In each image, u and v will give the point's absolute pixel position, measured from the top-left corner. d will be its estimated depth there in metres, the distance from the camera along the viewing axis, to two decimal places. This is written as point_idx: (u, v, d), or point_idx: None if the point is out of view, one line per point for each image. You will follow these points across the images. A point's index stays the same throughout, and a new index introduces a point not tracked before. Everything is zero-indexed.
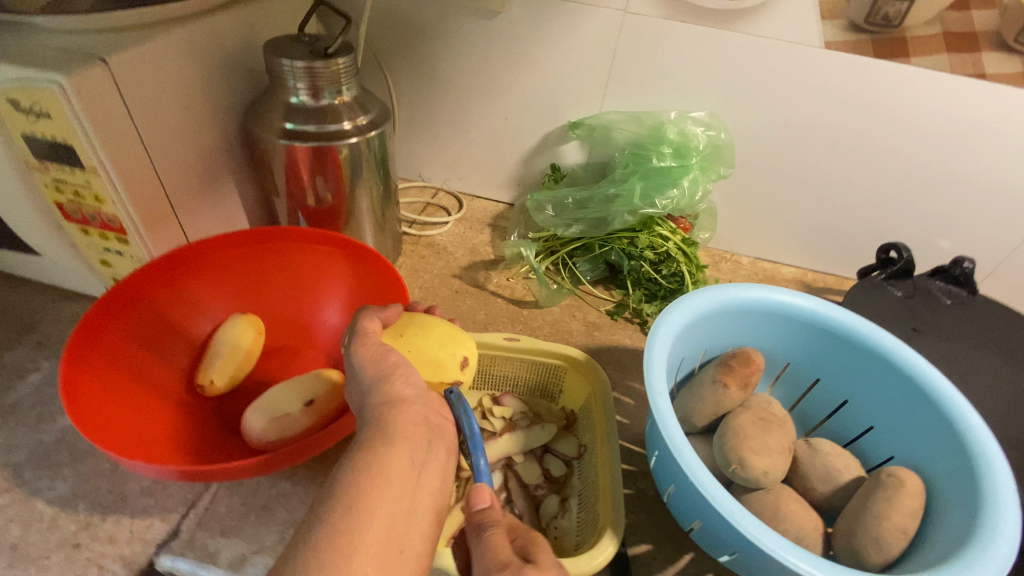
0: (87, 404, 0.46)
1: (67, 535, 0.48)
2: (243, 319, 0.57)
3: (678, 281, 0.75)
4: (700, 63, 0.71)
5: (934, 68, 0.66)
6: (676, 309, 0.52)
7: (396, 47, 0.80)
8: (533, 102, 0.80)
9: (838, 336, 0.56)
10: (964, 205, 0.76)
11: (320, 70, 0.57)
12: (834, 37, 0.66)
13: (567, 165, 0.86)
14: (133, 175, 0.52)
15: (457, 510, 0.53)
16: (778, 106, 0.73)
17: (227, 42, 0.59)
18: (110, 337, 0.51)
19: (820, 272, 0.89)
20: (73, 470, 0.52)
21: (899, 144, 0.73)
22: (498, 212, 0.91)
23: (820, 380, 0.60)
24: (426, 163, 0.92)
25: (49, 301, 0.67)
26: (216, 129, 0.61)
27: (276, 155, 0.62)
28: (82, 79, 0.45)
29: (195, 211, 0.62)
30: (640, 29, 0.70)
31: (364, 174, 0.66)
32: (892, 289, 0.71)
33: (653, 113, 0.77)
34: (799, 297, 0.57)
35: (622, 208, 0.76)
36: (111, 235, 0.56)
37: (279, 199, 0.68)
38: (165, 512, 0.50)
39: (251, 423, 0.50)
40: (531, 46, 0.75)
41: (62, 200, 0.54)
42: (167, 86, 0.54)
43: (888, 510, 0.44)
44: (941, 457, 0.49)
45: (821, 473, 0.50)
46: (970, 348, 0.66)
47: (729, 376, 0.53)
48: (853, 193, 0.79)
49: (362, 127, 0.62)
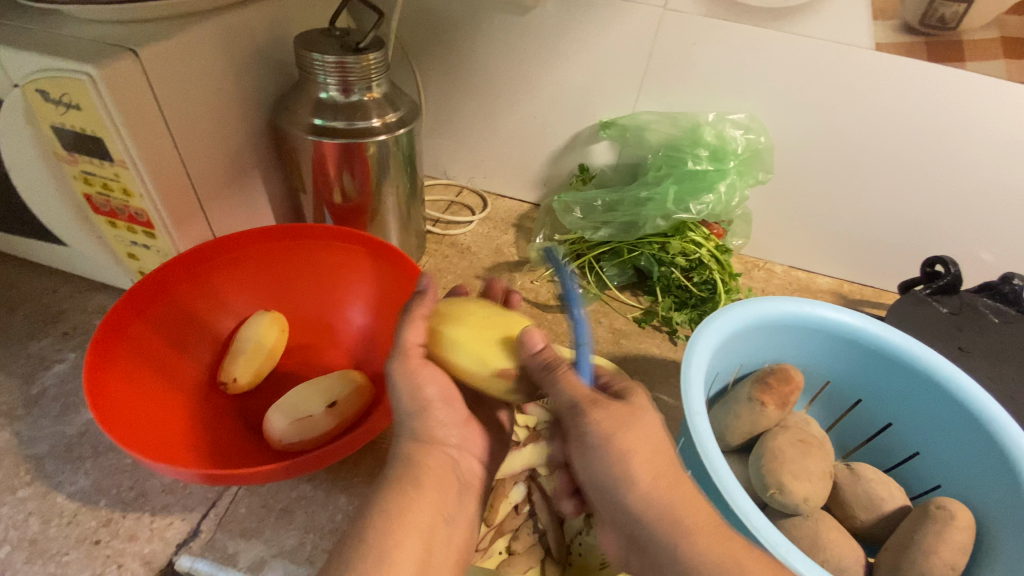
0: (111, 401, 0.46)
1: (88, 531, 0.48)
2: (266, 317, 0.56)
3: (709, 290, 0.72)
4: (740, 65, 0.69)
5: (992, 75, 0.62)
6: (713, 323, 0.50)
7: (426, 41, 0.78)
8: (563, 101, 0.78)
9: (885, 356, 0.53)
10: (1015, 218, 0.72)
11: (351, 65, 0.55)
12: (885, 39, 0.63)
13: (595, 165, 0.83)
14: (161, 170, 0.52)
15: (479, 522, 0.51)
16: (820, 111, 0.70)
17: (257, 35, 0.58)
18: (134, 332, 0.51)
19: (857, 284, 0.85)
20: (94, 464, 0.52)
21: (949, 154, 0.70)
22: (523, 212, 0.90)
23: (861, 401, 0.57)
24: (451, 161, 0.90)
25: (75, 292, 0.68)
26: (244, 123, 0.61)
27: (304, 151, 0.61)
28: (112, 70, 0.45)
29: (221, 206, 0.61)
30: (679, 27, 0.67)
31: (391, 172, 0.64)
32: (937, 305, 0.67)
33: (688, 114, 0.74)
34: (844, 313, 0.54)
35: (653, 213, 0.73)
36: (139, 228, 0.56)
37: (305, 195, 0.68)
38: (184, 511, 0.50)
39: (273, 425, 0.49)
40: (563, 43, 0.73)
41: (90, 192, 0.54)
42: (197, 78, 0.53)
43: (937, 545, 0.42)
44: (993, 489, 0.46)
45: (863, 500, 0.48)
46: (1020, 370, 0.62)
47: (767, 394, 0.50)
48: (897, 203, 0.76)
49: (391, 124, 0.61)
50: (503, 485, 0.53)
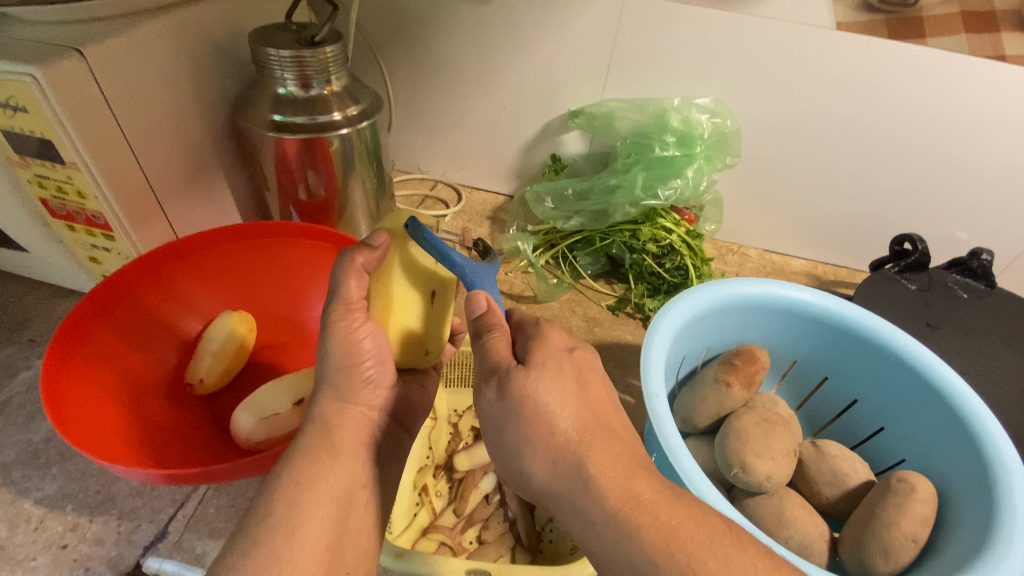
0: (70, 405, 0.45)
1: (54, 536, 0.47)
2: (233, 315, 0.56)
3: (682, 275, 0.73)
4: (702, 50, 0.69)
5: (951, 51, 0.62)
6: (676, 307, 0.50)
7: (390, 37, 0.78)
8: (532, 92, 0.78)
9: (850, 333, 0.53)
10: (981, 194, 0.73)
11: (308, 59, 0.55)
12: (846, 17, 0.63)
13: (567, 155, 0.83)
14: (114, 169, 0.51)
15: (449, 512, 0.51)
16: (788, 91, 0.70)
17: (212, 32, 0.58)
18: (96, 336, 0.50)
19: (831, 265, 0.86)
20: (61, 469, 0.52)
21: (915, 131, 0.70)
22: (498, 205, 0.89)
23: (828, 379, 0.57)
24: (424, 155, 0.90)
25: (42, 298, 0.67)
26: (202, 121, 0.60)
27: (265, 148, 0.61)
28: (56, 70, 0.44)
29: (183, 206, 0.61)
30: (642, 12, 0.67)
31: (357, 166, 0.64)
32: (905, 283, 0.68)
33: (655, 100, 0.74)
34: (808, 293, 0.54)
35: (623, 200, 0.73)
36: (97, 231, 0.55)
37: (270, 193, 0.67)
38: (152, 514, 0.49)
39: (239, 424, 0.49)
40: (528, 33, 0.72)
41: (46, 197, 0.53)
42: (149, 76, 0.52)
43: (898, 518, 0.42)
44: (956, 462, 0.47)
45: (827, 476, 0.48)
46: (987, 343, 0.63)
47: (732, 375, 0.51)
48: (865, 183, 0.76)
49: (353, 117, 0.60)
50: (472, 476, 0.52)
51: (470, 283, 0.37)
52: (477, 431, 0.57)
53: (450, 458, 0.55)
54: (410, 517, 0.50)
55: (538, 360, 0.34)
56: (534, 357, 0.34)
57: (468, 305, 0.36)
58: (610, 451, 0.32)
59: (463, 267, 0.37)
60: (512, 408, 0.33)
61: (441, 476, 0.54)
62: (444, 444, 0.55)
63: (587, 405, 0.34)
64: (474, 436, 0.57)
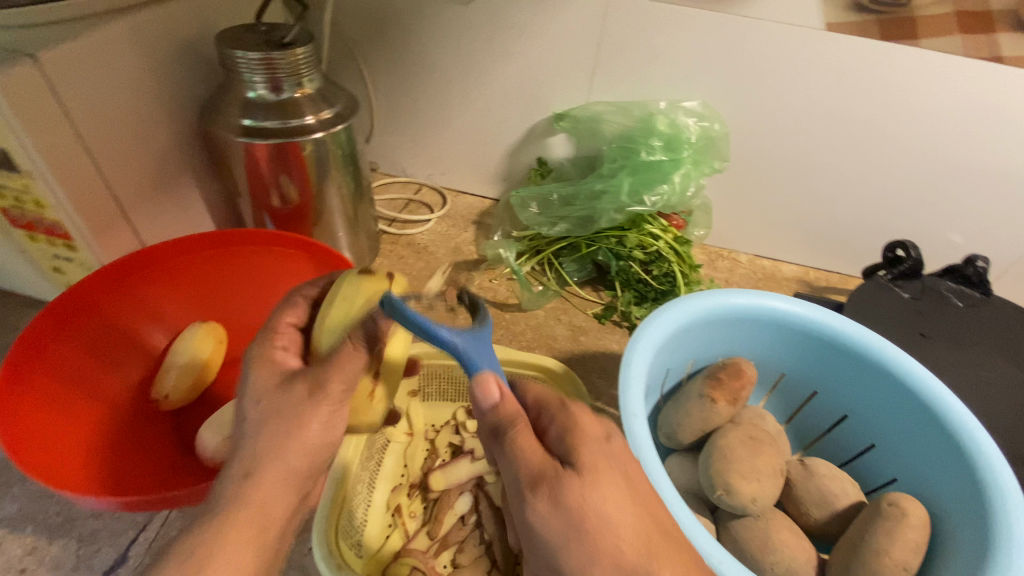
0: (25, 427, 0.43)
1: (11, 561, 0.46)
2: (201, 328, 0.54)
3: (670, 282, 0.70)
4: (689, 52, 0.67)
5: (944, 52, 0.61)
6: (659, 320, 0.48)
7: (370, 37, 0.75)
8: (516, 94, 0.76)
9: (838, 347, 0.52)
10: (976, 199, 0.71)
11: (278, 61, 0.53)
12: (837, 18, 0.61)
13: (554, 159, 0.81)
14: (73, 177, 0.49)
15: (423, 534, 0.49)
16: (778, 94, 0.68)
17: (178, 31, 0.56)
18: (57, 353, 0.48)
19: (823, 271, 0.84)
20: (22, 490, 0.50)
21: (909, 134, 0.68)
22: (483, 209, 0.88)
23: (817, 393, 0.55)
24: (407, 158, 0.88)
25: (9, 308, 0.65)
26: (170, 126, 0.58)
27: (235, 154, 0.58)
28: (8, 76, 0.42)
29: (150, 214, 0.59)
30: (628, 13, 0.65)
31: (332, 172, 0.62)
32: (898, 290, 0.66)
33: (641, 103, 0.72)
34: (795, 304, 0.52)
35: (609, 206, 0.72)
36: (59, 241, 0.53)
37: (242, 200, 0.65)
38: (114, 537, 0.48)
39: (203, 442, 0.47)
40: (511, 34, 0.70)
41: (4, 206, 0.51)
42: (113, 82, 0.50)
43: (888, 545, 0.40)
44: (949, 483, 0.45)
45: (816, 497, 0.46)
46: (982, 354, 0.61)
47: (717, 390, 0.49)
48: (857, 187, 0.74)
49: (326, 121, 0.58)
50: (447, 496, 0.51)
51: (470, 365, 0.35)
52: (455, 448, 0.55)
53: (425, 476, 0.53)
54: (382, 539, 0.48)
55: (590, 464, 0.32)
56: (584, 458, 0.32)
57: (475, 397, 0.34)
58: (674, 560, 0.31)
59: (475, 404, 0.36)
60: (572, 528, 0.30)
61: (415, 495, 0.52)
62: (419, 462, 0.54)
63: (642, 504, 0.32)
64: (452, 453, 0.55)
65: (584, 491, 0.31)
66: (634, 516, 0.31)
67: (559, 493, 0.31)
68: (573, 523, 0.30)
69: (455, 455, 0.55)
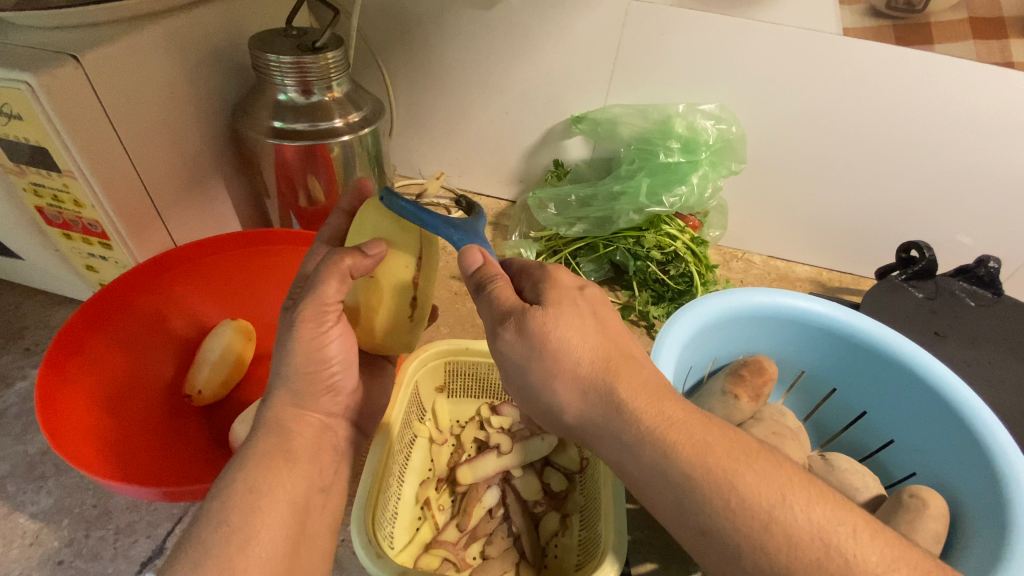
0: (66, 418, 0.45)
1: (51, 552, 0.47)
2: (232, 324, 0.56)
3: (687, 282, 0.72)
4: (706, 56, 0.68)
5: (958, 57, 0.62)
6: (683, 318, 0.49)
7: (392, 40, 0.77)
8: (535, 96, 0.77)
9: (858, 344, 0.53)
10: (989, 201, 0.72)
11: (309, 65, 0.54)
12: (853, 24, 0.62)
13: (570, 160, 0.83)
14: (111, 177, 0.50)
15: (452, 526, 0.50)
16: (794, 98, 0.69)
17: (212, 35, 0.57)
18: (93, 347, 0.50)
19: (836, 272, 0.85)
20: (58, 482, 0.51)
21: (923, 137, 0.69)
22: (500, 210, 0.89)
23: (836, 390, 0.56)
24: (425, 159, 0.89)
25: (39, 306, 0.66)
26: (202, 127, 0.59)
27: (266, 155, 0.60)
28: (52, 77, 0.43)
29: (182, 214, 0.60)
30: (647, 18, 0.66)
31: (358, 173, 0.63)
32: (912, 290, 0.67)
33: (659, 106, 0.73)
34: (815, 302, 0.54)
35: (627, 207, 0.73)
36: (94, 240, 0.54)
37: (270, 200, 0.66)
38: (150, 528, 0.49)
39: (238, 436, 0.48)
40: (531, 38, 0.72)
41: (42, 205, 0.52)
42: (149, 83, 0.51)
43: (910, 535, 0.41)
44: (967, 476, 0.46)
45: (838, 490, 0.47)
46: (997, 353, 0.62)
47: (740, 386, 0.50)
48: (871, 189, 0.76)
49: (354, 123, 0.59)
50: (476, 489, 0.51)
51: (459, 241, 0.40)
52: (480, 442, 0.56)
53: (453, 470, 0.54)
54: (412, 532, 0.50)
55: (553, 300, 0.37)
56: (550, 297, 0.37)
57: (464, 263, 0.39)
58: (638, 380, 0.35)
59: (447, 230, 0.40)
60: (534, 347, 0.35)
61: (443, 489, 0.53)
62: (446, 457, 0.55)
63: (605, 339, 0.36)
64: (477, 448, 0.56)
65: (550, 318, 0.35)
66: (597, 343, 0.36)
67: (529, 322, 0.36)
68: (551, 351, 0.35)
69: (481, 449, 0.56)
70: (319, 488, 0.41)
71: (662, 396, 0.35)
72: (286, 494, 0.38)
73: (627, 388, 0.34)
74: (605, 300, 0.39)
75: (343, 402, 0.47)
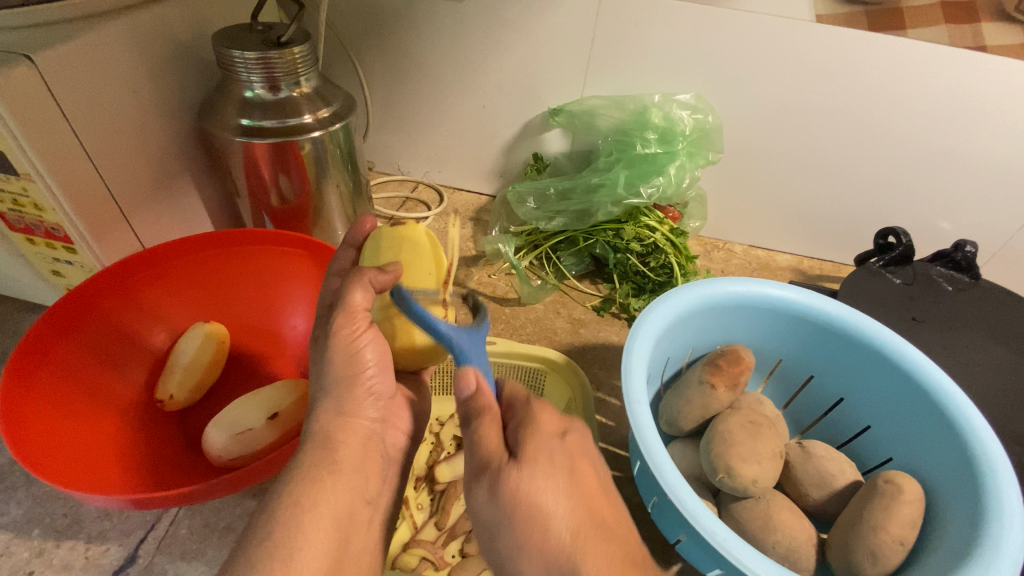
0: (31, 428, 0.43)
1: (19, 563, 0.46)
2: (204, 326, 0.54)
3: (667, 273, 0.72)
4: (681, 45, 0.68)
5: (930, 41, 0.62)
6: (658, 309, 0.49)
7: (365, 35, 0.76)
8: (511, 90, 0.76)
9: (833, 331, 0.53)
10: (965, 185, 0.73)
11: (275, 61, 0.53)
12: (826, 10, 0.62)
13: (549, 154, 0.82)
14: (72, 179, 0.49)
15: (431, 524, 0.50)
16: (770, 86, 0.69)
17: (174, 32, 0.56)
18: (60, 354, 0.48)
19: (817, 260, 0.85)
20: (27, 492, 0.50)
21: (898, 123, 0.69)
22: (480, 205, 0.88)
23: (813, 377, 0.57)
24: (403, 155, 0.88)
25: (7, 313, 0.64)
26: (167, 126, 0.58)
27: (234, 154, 0.59)
28: (5, 78, 0.41)
29: (149, 215, 0.59)
30: (620, 8, 0.66)
31: (331, 170, 0.62)
32: (890, 277, 0.67)
33: (636, 97, 0.73)
34: (790, 290, 0.53)
35: (605, 199, 0.72)
36: (58, 244, 0.53)
37: (241, 200, 0.65)
38: (122, 537, 0.48)
39: (209, 439, 0.47)
40: (505, 30, 0.71)
41: (2, 209, 0.51)
42: (108, 82, 0.50)
43: (885, 521, 0.41)
44: (942, 459, 0.46)
45: (815, 478, 0.47)
46: (973, 336, 0.62)
47: (717, 376, 0.50)
48: (849, 176, 0.76)
49: (324, 119, 0.58)
50: (455, 487, 0.52)
51: (459, 355, 0.36)
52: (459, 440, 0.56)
53: (432, 467, 0.53)
54: (390, 530, 0.49)
55: (529, 455, 0.33)
56: (527, 450, 0.33)
57: (457, 388, 0.36)
58: (606, 552, 0.31)
59: (452, 339, 0.37)
60: (505, 512, 0.32)
61: (421, 486, 0.52)
62: (424, 456, 0.54)
63: (580, 497, 0.33)
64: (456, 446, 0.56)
65: (524, 474, 0.32)
66: (570, 505, 0.32)
67: (502, 478, 0.32)
68: (518, 513, 0.32)
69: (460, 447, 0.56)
70: (364, 500, 0.40)
71: (629, 575, 0.30)
72: (331, 507, 0.37)
73: (591, 568, 0.30)
74: (587, 444, 0.36)
75: (385, 406, 0.44)
